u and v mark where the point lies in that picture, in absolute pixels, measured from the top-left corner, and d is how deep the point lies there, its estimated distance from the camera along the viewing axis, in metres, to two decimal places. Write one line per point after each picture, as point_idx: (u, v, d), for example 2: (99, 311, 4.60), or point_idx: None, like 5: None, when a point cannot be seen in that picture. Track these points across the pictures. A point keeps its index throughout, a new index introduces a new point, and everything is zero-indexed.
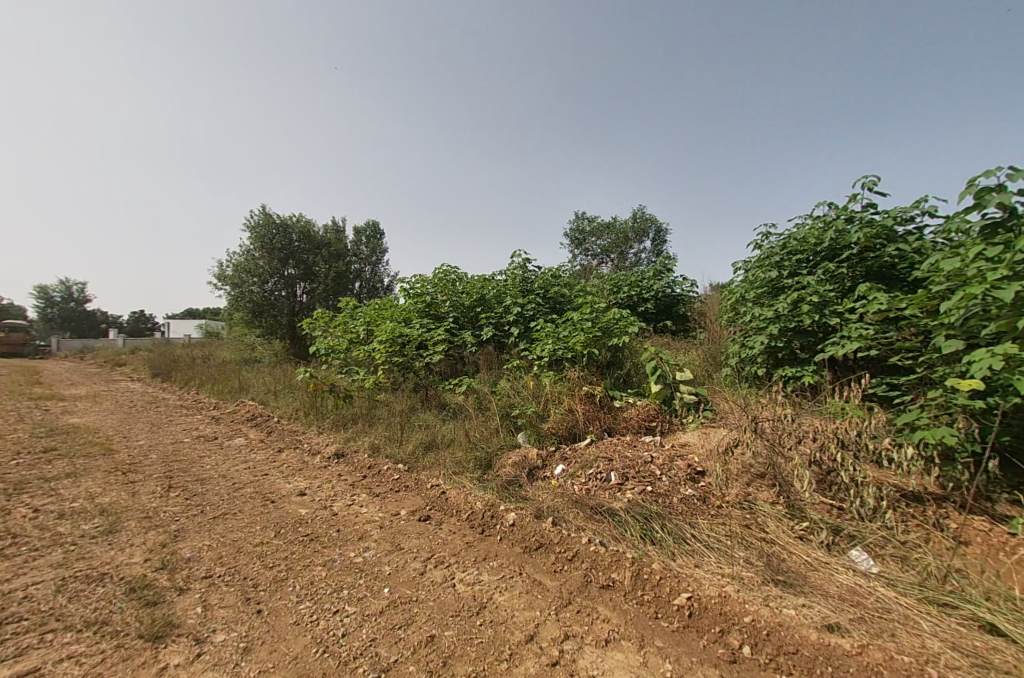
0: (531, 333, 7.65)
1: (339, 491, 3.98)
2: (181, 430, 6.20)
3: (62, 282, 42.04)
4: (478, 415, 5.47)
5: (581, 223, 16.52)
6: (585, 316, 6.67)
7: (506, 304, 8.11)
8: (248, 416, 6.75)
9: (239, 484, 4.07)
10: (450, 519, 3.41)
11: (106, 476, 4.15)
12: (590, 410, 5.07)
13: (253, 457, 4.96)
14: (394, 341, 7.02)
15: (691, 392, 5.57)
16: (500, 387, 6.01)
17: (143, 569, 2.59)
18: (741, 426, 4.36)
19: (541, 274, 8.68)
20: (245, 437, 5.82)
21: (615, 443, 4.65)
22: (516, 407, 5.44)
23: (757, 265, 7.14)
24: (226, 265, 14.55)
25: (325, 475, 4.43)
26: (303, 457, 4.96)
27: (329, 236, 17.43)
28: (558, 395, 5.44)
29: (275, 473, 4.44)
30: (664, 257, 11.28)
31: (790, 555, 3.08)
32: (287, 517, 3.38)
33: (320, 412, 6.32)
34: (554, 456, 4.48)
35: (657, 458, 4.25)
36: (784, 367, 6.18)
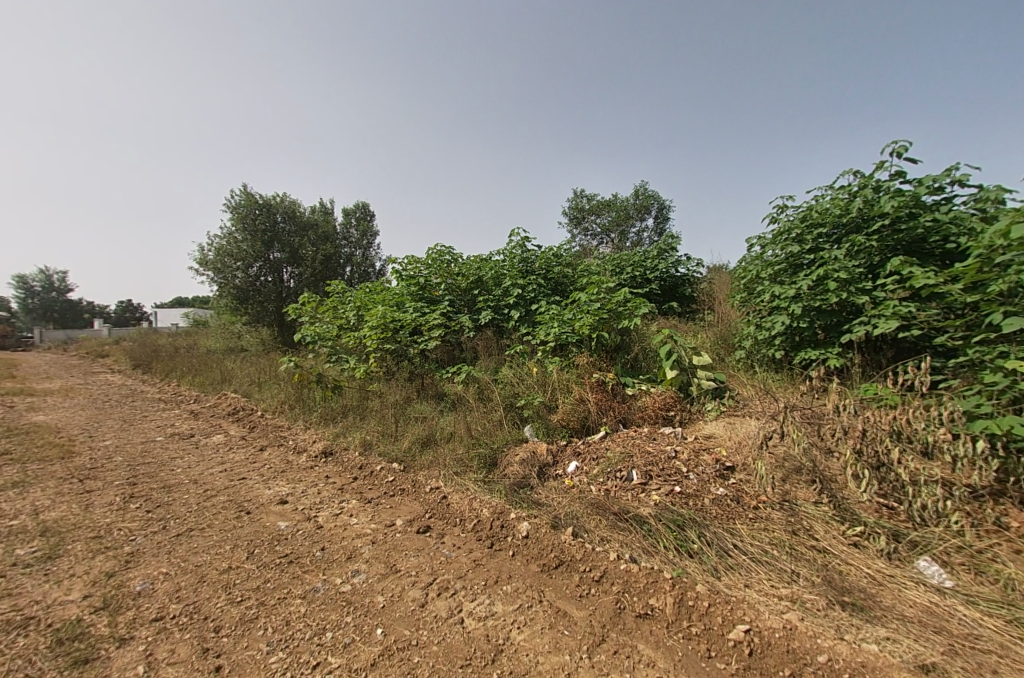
0: (533, 316, 7.17)
1: (325, 497, 3.51)
2: (154, 427, 5.67)
3: (41, 271, 40.69)
4: (479, 407, 5.00)
5: (580, 201, 15.87)
6: (593, 296, 6.16)
7: (505, 286, 7.61)
8: (229, 411, 6.24)
9: (212, 491, 3.58)
10: (453, 530, 2.95)
11: (58, 485, 3.64)
12: (603, 399, 4.61)
13: (231, 458, 4.47)
14: (386, 326, 6.51)
15: (709, 378, 5.16)
16: (502, 375, 5.53)
17: (81, 609, 2.13)
18: (774, 415, 3.91)
19: (542, 252, 8.13)
20: (224, 434, 5.32)
21: (632, 435, 4.20)
22: (521, 397, 4.96)
23: (774, 240, 6.65)
24: (208, 249, 13.84)
25: (311, 477, 3.95)
26: (287, 457, 4.47)
27: (315, 218, 16.69)
28: (567, 383, 4.99)
29: (254, 476, 3.95)
30: (669, 236, 10.78)
31: (849, 568, 2.66)
32: (263, 533, 2.90)
33: (306, 404, 5.81)
34: (566, 452, 4.03)
35: (681, 452, 3.81)
36: (806, 349, 5.75)
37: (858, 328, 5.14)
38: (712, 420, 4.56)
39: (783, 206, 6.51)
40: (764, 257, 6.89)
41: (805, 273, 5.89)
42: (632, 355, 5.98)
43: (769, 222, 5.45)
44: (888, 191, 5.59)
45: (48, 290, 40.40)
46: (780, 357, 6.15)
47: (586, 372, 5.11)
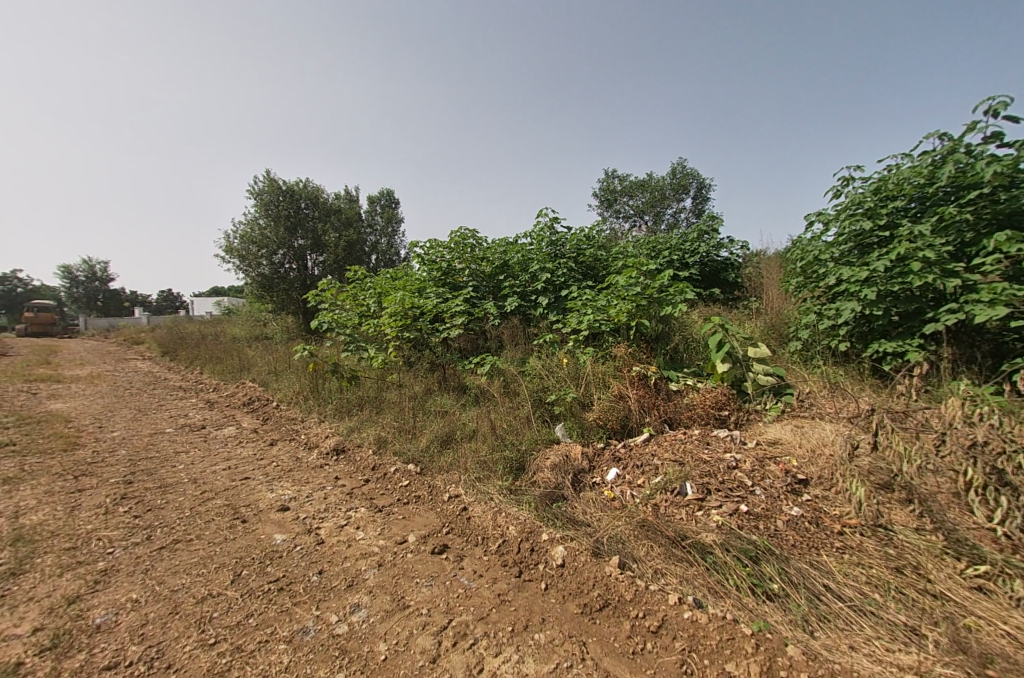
0: (563, 303, 6.62)
1: (331, 502, 3.10)
2: (166, 417, 5.44)
3: (85, 261, 42.39)
4: (505, 401, 4.52)
5: (611, 182, 15.05)
6: (631, 279, 5.59)
7: (532, 271, 7.08)
8: (244, 401, 5.96)
9: (210, 493, 3.24)
10: (474, 551, 2.49)
11: (50, 483, 3.37)
12: (646, 396, 4.06)
13: (237, 453, 4.14)
14: (406, 313, 6.10)
15: (767, 373, 4.56)
16: (530, 366, 5.03)
17: (25, 649, 1.78)
18: (859, 429, 3.31)
19: (574, 233, 7.54)
20: (235, 426, 5.02)
21: (681, 438, 3.64)
22: (551, 392, 4.46)
23: (840, 216, 5.88)
24: (233, 236, 13.78)
25: (319, 478, 3.57)
26: (296, 454, 4.11)
27: (339, 204, 16.46)
28: (603, 376, 4.45)
29: (258, 475, 3.60)
30: (709, 217, 9.98)
31: (979, 621, 2.07)
32: (255, 548, 2.51)
33: (321, 394, 5.45)
34: (604, 456, 3.50)
35: (743, 461, 3.24)
36: (882, 341, 5.01)
37: (946, 317, 4.41)
38: (773, 423, 3.96)
39: (851, 178, 5.75)
40: (826, 237, 6.16)
41: (878, 253, 5.16)
42: (676, 346, 5.39)
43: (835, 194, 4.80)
44: (984, 155, 4.77)
45: (91, 280, 42.08)
46: (847, 348, 5.45)
47: (625, 364, 4.56)
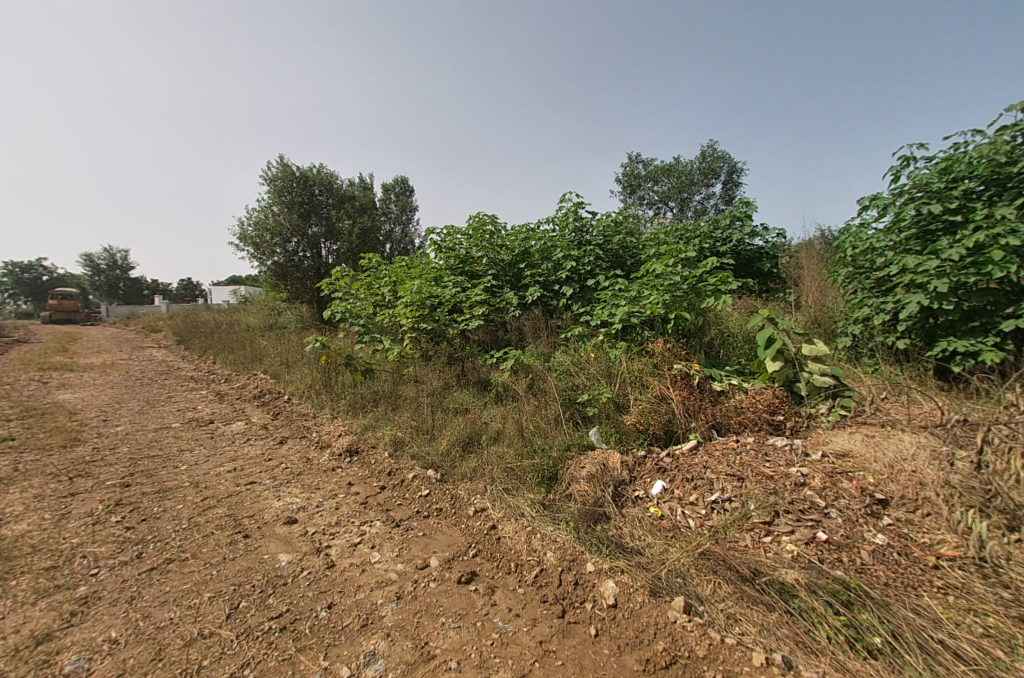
0: (589, 293, 6.20)
1: (343, 514, 2.77)
2: (174, 410, 5.19)
3: (106, 249, 43.01)
4: (531, 400, 4.14)
5: (635, 167, 14.44)
6: (668, 268, 5.16)
7: (556, 259, 6.67)
8: (255, 394, 5.69)
9: (210, 500, 2.94)
10: (507, 583, 2.13)
11: (42, 487, 3.11)
12: (691, 398, 3.65)
13: (244, 452, 3.85)
14: (423, 302, 5.74)
15: (823, 374, 4.16)
16: (557, 362, 4.65)
17: None
18: (947, 450, 2.92)
19: (601, 219, 7.06)
20: (244, 422, 4.74)
21: (735, 447, 3.23)
22: (582, 391, 4.07)
23: (903, 200, 5.41)
24: (247, 223, 13.57)
25: (331, 483, 3.25)
26: (307, 454, 3.80)
27: (354, 190, 16.14)
28: (641, 374, 4.04)
29: (266, 479, 3.30)
30: (742, 203, 9.39)
31: None
32: (256, 572, 2.20)
33: (333, 388, 5.13)
34: (647, 467, 3.13)
35: (812, 479, 2.86)
36: (952, 339, 4.56)
37: None
38: (836, 433, 3.53)
39: (914, 161, 5.33)
40: (882, 225, 5.69)
41: (949, 240, 4.71)
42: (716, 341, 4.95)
43: (894, 171, 4.45)
44: None
45: (112, 268, 42.66)
46: (907, 346, 4.97)
47: (665, 361, 4.14)
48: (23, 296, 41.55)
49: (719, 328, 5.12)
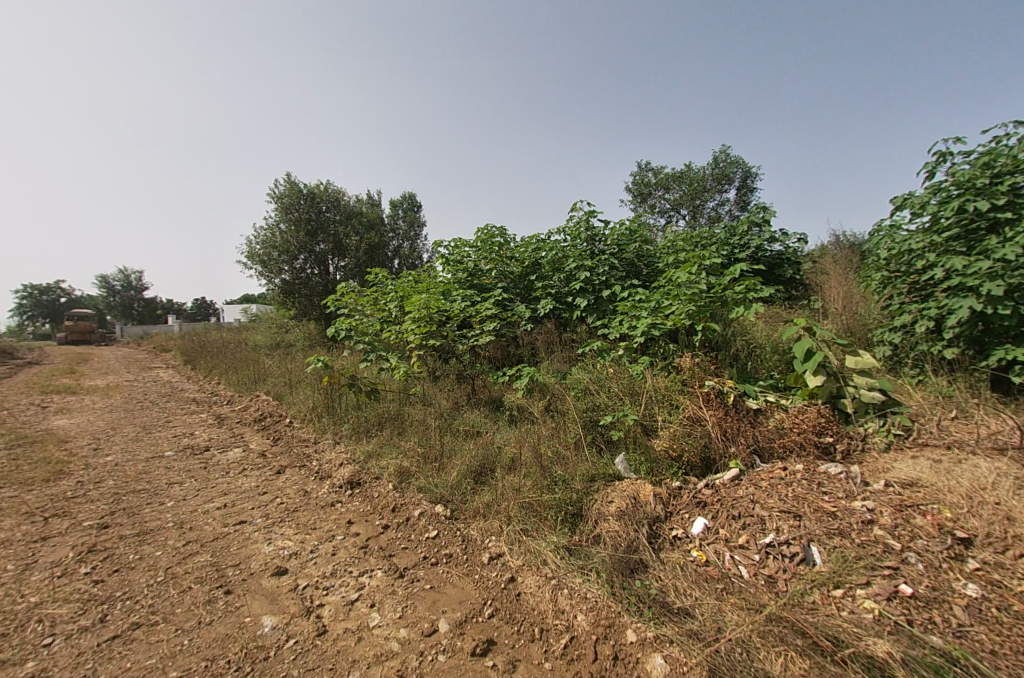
0: (605, 304, 5.87)
1: (340, 562, 2.43)
2: (169, 436, 4.92)
3: (121, 271, 43.75)
4: (548, 423, 3.79)
5: (645, 175, 14.19)
6: (691, 276, 4.82)
7: (569, 269, 6.37)
8: (255, 417, 5.41)
9: (193, 545, 2.63)
10: (535, 655, 1.83)
11: (13, 531, 2.82)
12: (728, 419, 3.28)
13: (237, 485, 3.54)
14: (431, 317, 5.43)
15: (870, 389, 3.80)
16: (575, 379, 4.31)
17: None
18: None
19: (614, 227, 6.74)
20: (242, 449, 4.45)
21: (783, 478, 2.85)
22: (605, 412, 3.71)
23: (942, 198, 5.08)
24: (254, 241, 13.51)
25: (330, 520, 2.93)
26: (304, 487, 3.48)
27: (361, 206, 16.09)
28: (670, 391, 3.66)
29: (258, 517, 2.98)
30: (760, 208, 9.02)
31: None
32: (232, 643, 1.89)
33: (336, 410, 4.82)
34: (686, 502, 2.78)
35: (880, 515, 2.50)
36: (1009, 347, 4.20)
37: None
38: (895, 459, 3.13)
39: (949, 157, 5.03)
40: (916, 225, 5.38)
41: (999, 240, 4.37)
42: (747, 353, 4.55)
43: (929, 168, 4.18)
44: None
45: (127, 288, 43.35)
46: (956, 355, 4.59)
47: (695, 377, 3.77)
48: (41, 318, 42.29)
49: (748, 339, 4.74)
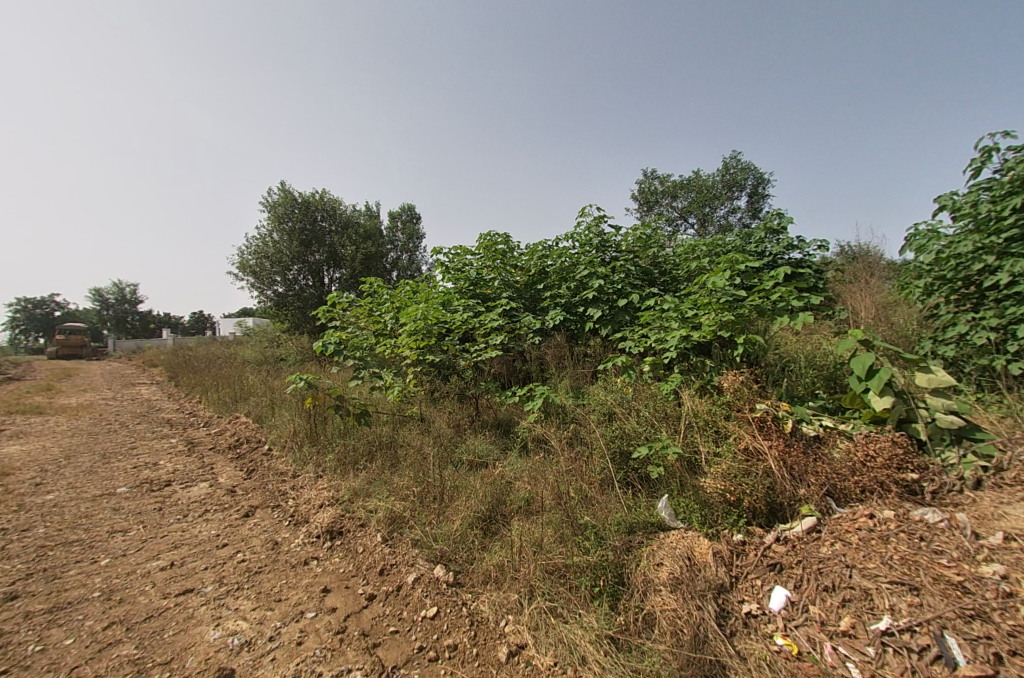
0: (622, 314, 5.30)
1: (307, 660, 1.84)
2: (129, 467, 4.29)
3: (115, 284, 43.15)
4: (569, 453, 3.19)
5: (651, 183, 13.81)
6: (721, 284, 4.27)
7: (580, 277, 5.81)
8: (230, 443, 4.78)
9: (116, 629, 2.03)
10: None
11: None
12: (792, 453, 2.67)
13: (193, 534, 2.92)
14: (429, 330, 4.85)
15: (945, 412, 3.21)
16: (596, 399, 3.71)
17: None
18: None
19: (627, 232, 6.20)
20: (209, 483, 3.83)
21: (873, 534, 2.27)
22: (637, 440, 3.10)
23: (997, 196, 4.55)
24: (247, 252, 12.99)
25: (301, 587, 2.32)
26: (274, 536, 2.86)
27: (358, 217, 15.65)
28: (713, 417, 3.05)
29: (209, 582, 2.37)
30: (777, 213, 8.53)
31: None
32: None
33: (320, 436, 4.19)
34: (759, 567, 2.20)
35: (1018, 585, 1.91)
36: None
37: None
38: (1000, 503, 2.54)
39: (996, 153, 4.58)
40: (959, 228, 4.93)
41: None
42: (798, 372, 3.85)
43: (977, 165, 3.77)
44: None
45: (121, 303, 42.80)
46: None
47: (743, 401, 3.09)
48: (34, 333, 41.51)
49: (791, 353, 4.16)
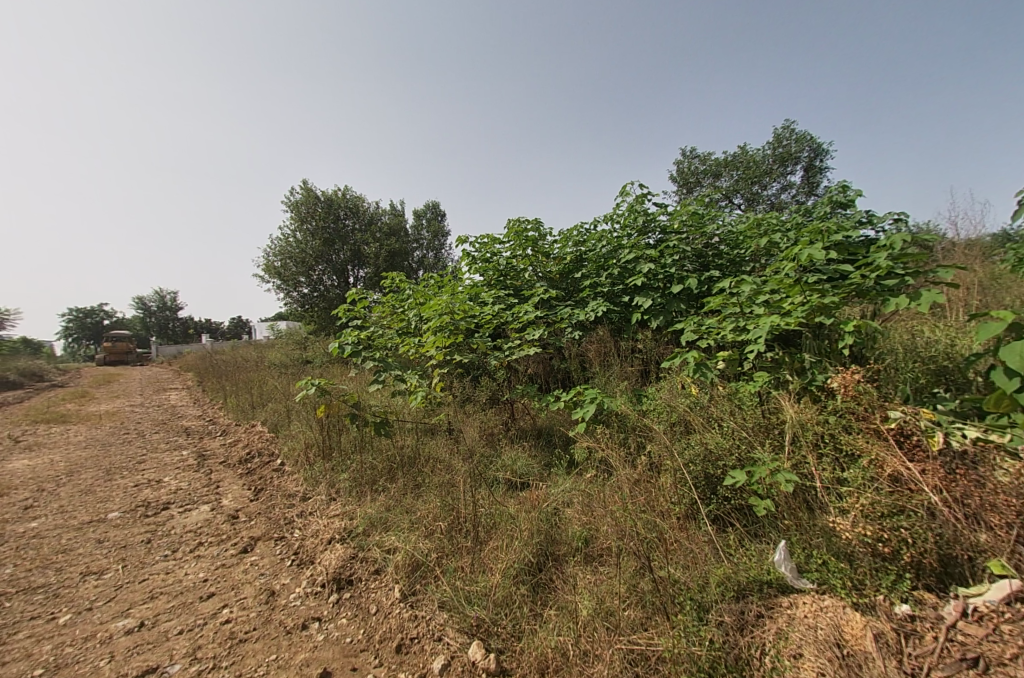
0: (677, 303, 4.53)
1: None
2: (131, 485, 3.87)
3: (157, 292, 44.79)
4: (635, 475, 2.51)
5: (691, 163, 12.90)
6: (812, 259, 3.46)
7: (625, 261, 5.05)
8: (242, 456, 4.33)
9: None
10: None
11: None
12: (959, 485, 1.92)
13: (177, 577, 2.41)
14: (455, 326, 4.24)
15: None
16: (658, 403, 3.02)
17: None
18: None
19: (676, 209, 5.38)
20: (211, 505, 3.35)
21: None
22: (726, 459, 2.36)
23: None
24: (271, 253, 12.80)
25: (293, 668, 1.76)
26: (270, 581, 2.31)
27: (382, 213, 15.29)
28: (829, 429, 2.32)
29: (180, 657, 1.84)
30: (842, 186, 7.55)
31: None
32: None
33: (335, 450, 3.64)
34: (947, 661, 1.51)
35: None
36: None
37: None
38: None
39: None
40: None
41: None
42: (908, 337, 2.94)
43: None
44: None
45: (162, 310, 44.48)
46: None
47: (871, 408, 2.32)
48: (86, 340, 43.58)
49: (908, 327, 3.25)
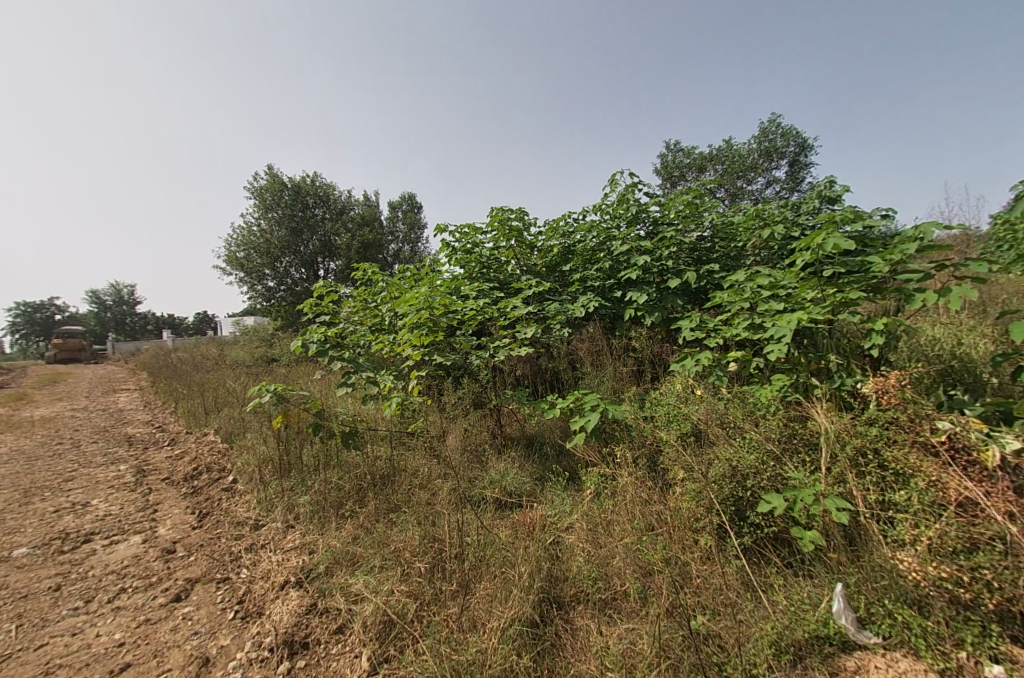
0: (674, 298, 4.18)
1: None
2: (50, 510, 3.28)
3: (113, 285, 42.26)
4: (649, 498, 2.14)
5: (674, 156, 12.73)
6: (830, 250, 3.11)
7: (617, 253, 4.67)
8: (189, 472, 3.78)
9: None
10: None
11: None
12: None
13: (86, 640, 1.92)
14: (434, 323, 3.78)
15: None
16: (668, 410, 2.65)
17: None
18: None
19: (671, 197, 5.01)
20: (144, 535, 2.82)
21: None
22: (756, 480, 1.98)
23: None
24: (234, 243, 11.97)
25: None
26: (205, 643, 1.85)
27: (355, 204, 14.58)
28: (873, 444, 1.95)
29: None
30: (830, 181, 7.43)
31: None
32: None
33: (295, 466, 3.16)
34: None
35: None
36: None
37: None
38: None
39: None
40: None
41: None
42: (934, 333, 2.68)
43: None
44: None
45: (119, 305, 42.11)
46: None
47: (918, 416, 1.96)
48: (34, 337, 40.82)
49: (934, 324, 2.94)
